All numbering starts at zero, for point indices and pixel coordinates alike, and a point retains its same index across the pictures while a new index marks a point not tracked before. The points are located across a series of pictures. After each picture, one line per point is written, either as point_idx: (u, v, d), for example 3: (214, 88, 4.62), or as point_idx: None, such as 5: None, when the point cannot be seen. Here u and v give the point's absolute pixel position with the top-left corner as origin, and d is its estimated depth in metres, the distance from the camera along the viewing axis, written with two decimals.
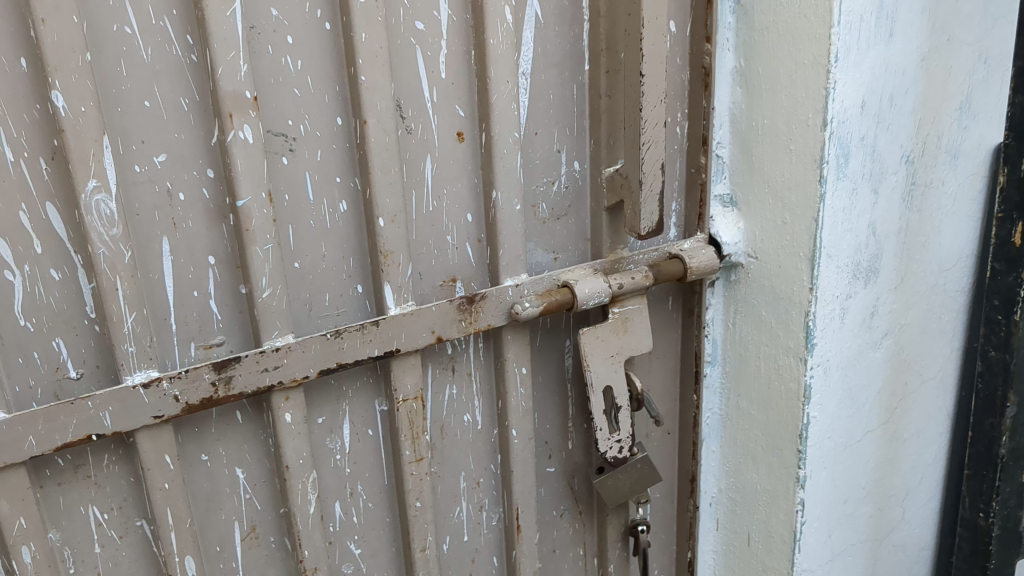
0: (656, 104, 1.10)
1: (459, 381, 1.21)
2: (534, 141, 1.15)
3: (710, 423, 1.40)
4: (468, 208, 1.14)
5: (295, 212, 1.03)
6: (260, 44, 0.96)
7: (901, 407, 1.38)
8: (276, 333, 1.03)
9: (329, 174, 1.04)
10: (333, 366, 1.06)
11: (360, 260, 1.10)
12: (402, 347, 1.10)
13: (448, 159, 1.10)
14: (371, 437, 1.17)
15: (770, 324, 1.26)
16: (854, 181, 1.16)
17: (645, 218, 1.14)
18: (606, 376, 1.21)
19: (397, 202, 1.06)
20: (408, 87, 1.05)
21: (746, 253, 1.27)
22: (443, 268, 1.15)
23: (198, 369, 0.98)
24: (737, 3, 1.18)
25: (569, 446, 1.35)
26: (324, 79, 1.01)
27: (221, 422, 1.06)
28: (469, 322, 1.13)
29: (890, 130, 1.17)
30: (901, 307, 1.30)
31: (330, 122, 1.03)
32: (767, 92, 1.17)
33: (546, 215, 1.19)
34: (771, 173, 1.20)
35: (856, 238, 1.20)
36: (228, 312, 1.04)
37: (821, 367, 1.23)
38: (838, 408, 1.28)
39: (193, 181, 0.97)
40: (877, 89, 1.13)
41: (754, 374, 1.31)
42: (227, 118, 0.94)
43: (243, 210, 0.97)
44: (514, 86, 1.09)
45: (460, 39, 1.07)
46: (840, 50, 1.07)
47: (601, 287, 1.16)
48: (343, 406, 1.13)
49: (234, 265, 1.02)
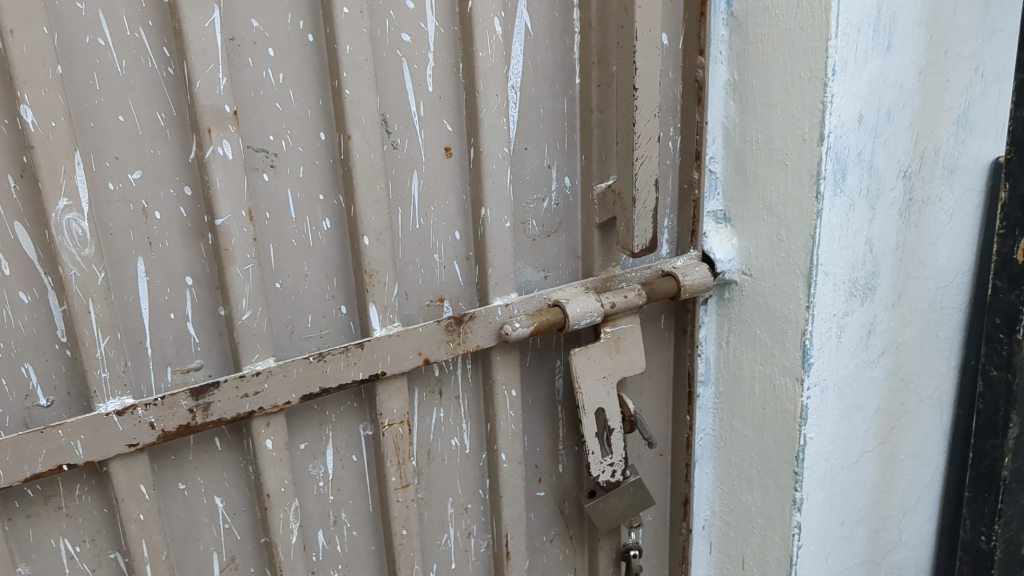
0: (650, 118, 1.07)
1: (446, 404, 1.17)
2: (524, 156, 1.11)
3: (704, 444, 1.37)
4: (456, 225, 1.11)
5: (277, 231, 0.99)
6: (241, 56, 0.92)
7: (899, 427, 1.35)
8: (256, 356, 0.99)
9: (312, 191, 1.00)
10: (316, 390, 1.02)
11: (343, 279, 1.06)
12: (388, 370, 1.06)
13: (435, 175, 1.07)
14: (356, 463, 1.13)
15: (765, 343, 1.23)
16: (851, 196, 1.13)
17: (639, 235, 1.10)
18: (598, 398, 1.18)
19: (382, 219, 1.02)
20: (395, 101, 1.01)
21: (740, 270, 1.24)
22: (431, 288, 1.11)
23: (175, 395, 0.94)
24: (731, 15, 1.15)
25: (560, 469, 1.31)
26: (307, 93, 0.97)
27: (198, 449, 1.01)
28: (457, 343, 1.10)
29: (888, 145, 1.14)
30: (898, 324, 1.27)
31: (313, 138, 0.99)
32: (762, 106, 1.15)
33: (536, 232, 1.16)
34: (766, 189, 1.17)
35: (853, 256, 1.17)
36: (206, 335, 1.00)
37: (818, 388, 1.20)
38: (835, 430, 1.25)
39: (170, 199, 0.93)
40: (875, 103, 1.10)
41: (748, 394, 1.28)
42: (206, 133, 0.90)
43: (222, 228, 0.93)
44: (504, 100, 1.05)
45: (447, 52, 1.04)
46: (837, 63, 1.04)
47: (593, 305, 1.12)
48: (326, 431, 1.09)
49: (213, 287, 0.98)
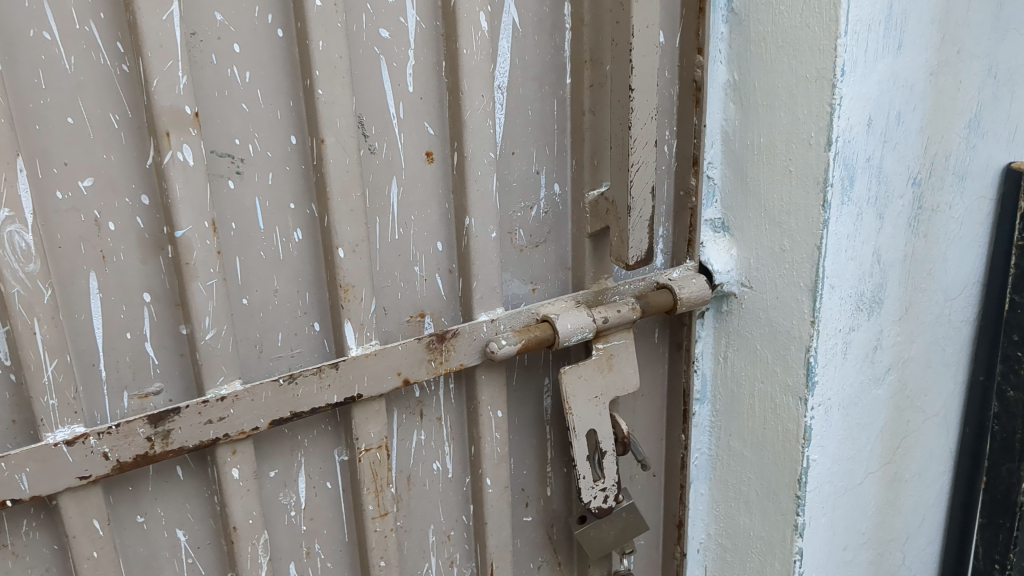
0: (646, 121, 0.99)
1: (427, 426, 1.09)
2: (511, 161, 1.03)
3: (699, 464, 1.30)
4: (438, 235, 1.03)
5: (243, 242, 0.91)
6: (203, 53, 0.84)
7: (904, 446, 1.28)
8: (221, 380, 0.92)
9: (282, 199, 0.92)
10: (287, 415, 0.95)
11: (317, 294, 0.98)
12: (364, 392, 0.99)
13: (415, 181, 0.99)
14: (330, 490, 1.06)
15: (765, 359, 1.16)
16: (858, 205, 1.06)
17: (634, 246, 1.03)
18: (590, 420, 1.10)
19: (359, 229, 0.94)
20: (372, 102, 0.93)
21: (740, 282, 1.17)
22: (411, 303, 1.03)
23: (131, 423, 0.87)
24: (731, 11, 1.09)
25: (548, 493, 1.23)
26: (277, 93, 0.89)
27: (159, 479, 0.94)
28: (439, 362, 1.02)
29: (898, 150, 1.07)
30: (906, 339, 1.20)
31: (283, 142, 0.91)
32: (764, 108, 1.08)
33: (524, 242, 1.08)
34: (768, 197, 1.10)
35: (860, 267, 1.10)
36: (167, 356, 0.92)
37: (822, 408, 1.13)
38: (839, 453, 1.18)
39: (126, 209, 0.85)
40: (885, 105, 1.04)
41: (747, 412, 1.21)
42: (164, 137, 0.82)
43: (182, 241, 0.85)
44: (490, 101, 0.98)
45: (429, 48, 0.96)
46: (846, 63, 0.98)
47: (585, 321, 1.05)
48: (298, 457, 1.02)
49: (174, 303, 0.90)
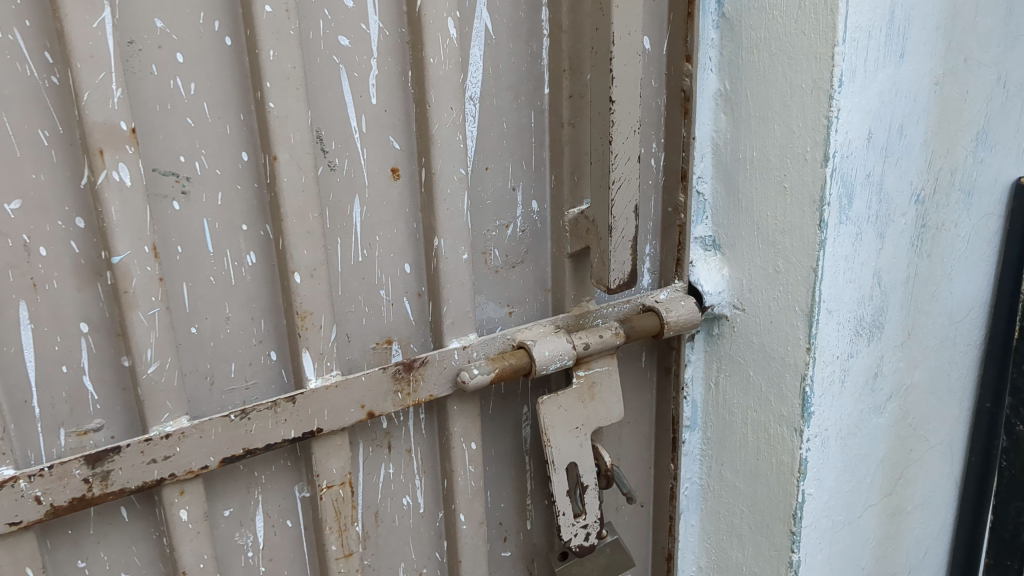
0: (629, 135, 0.92)
1: (396, 459, 1.02)
2: (484, 177, 0.96)
3: (690, 494, 1.23)
4: (406, 257, 0.96)
5: (190, 267, 0.84)
6: (142, 63, 0.77)
7: (907, 477, 1.21)
8: (166, 416, 0.85)
9: (233, 221, 0.85)
10: (239, 452, 0.88)
11: (273, 321, 0.91)
12: (325, 426, 0.92)
13: (380, 200, 0.92)
14: (291, 528, 0.99)
15: (758, 386, 1.09)
16: (858, 224, 0.99)
17: (616, 269, 0.96)
18: (570, 452, 1.03)
19: (316, 253, 0.87)
20: (331, 115, 0.86)
21: (731, 304, 1.10)
22: (377, 329, 0.96)
23: (66, 463, 0.80)
24: (722, 16, 1.01)
25: (528, 527, 1.16)
26: (226, 106, 0.82)
27: (101, 521, 0.87)
28: (407, 393, 0.95)
29: (900, 165, 1.00)
30: (908, 365, 1.13)
31: (234, 158, 0.84)
32: (756, 120, 1.01)
33: (499, 263, 1.01)
34: (761, 215, 1.03)
35: (859, 290, 1.03)
36: (107, 390, 0.85)
37: (818, 439, 1.06)
38: (837, 486, 1.11)
39: (58, 233, 0.78)
40: (886, 117, 0.96)
41: (740, 442, 1.14)
42: (97, 155, 0.75)
43: (120, 267, 0.78)
44: (460, 114, 0.90)
45: (394, 57, 0.89)
46: (844, 73, 0.90)
47: (564, 348, 0.98)
48: (255, 495, 0.95)
49: (114, 333, 0.83)
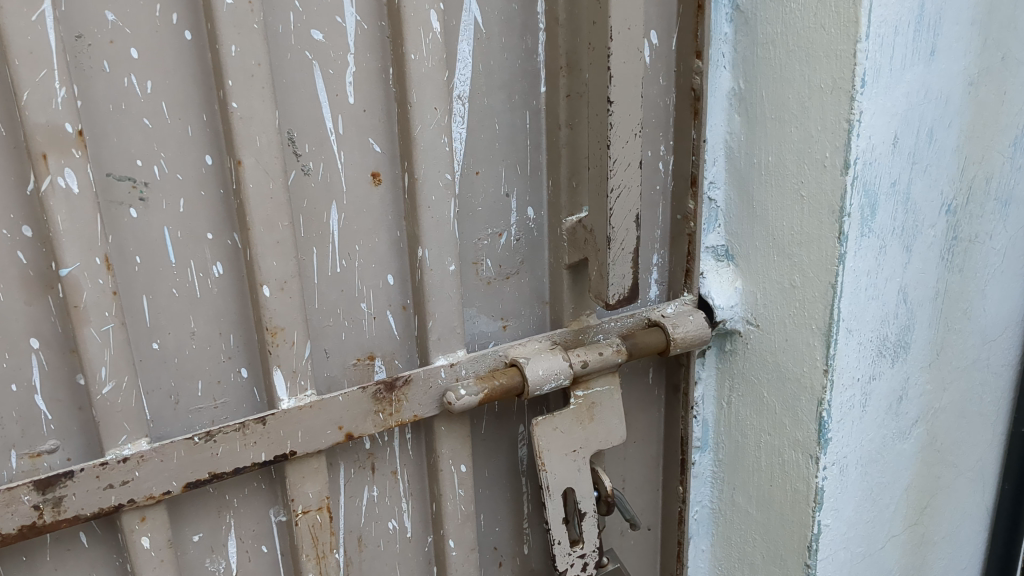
0: (629, 139, 0.85)
1: (380, 481, 0.96)
2: (474, 182, 0.89)
3: (700, 518, 1.16)
4: (389, 267, 0.89)
5: (150, 279, 0.78)
6: (92, 59, 0.71)
7: (934, 505, 1.13)
8: (124, 438, 0.79)
9: (197, 229, 0.79)
10: (205, 477, 0.82)
11: (243, 336, 0.85)
12: (298, 450, 0.85)
13: (359, 207, 0.85)
14: (266, 554, 0.93)
15: (772, 408, 1.01)
16: (882, 237, 0.91)
17: (615, 283, 0.89)
18: (566, 477, 0.96)
19: (287, 264, 0.81)
20: (303, 115, 0.80)
21: (745, 319, 1.02)
22: (358, 344, 0.90)
23: (14, 489, 0.74)
24: (736, 9, 0.94)
25: (525, 551, 1.09)
26: (187, 106, 0.76)
27: (58, 548, 0.82)
28: (389, 414, 0.89)
29: (929, 173, 0.92)
30: (936, 387, 1.05)
31: (197, 162, 0.78)
32: (772, 122, 0.93)
33: (491, 274, 0.94)
34: (777, 225, 0.95)
35: (883, 308, 0.95)
36: (62, 410, 0.79)
37: (836, 467, 0.98)
38: (857, 516, 1.03)
39: (3, 242, 0.72)
40: (914, 120, 0.88)
41: (753, 466, 1.06)
42: (40, 160, 0.69)
43: (68, 280, 0.72)
44: (446, 114, 0.83)
45: (373, 53, 0.82)
46: (868, 72, 0.82)
47: (559, 366, 0.91)
48: (227, 519, 0.89)
49: (68, 350, 0.78)
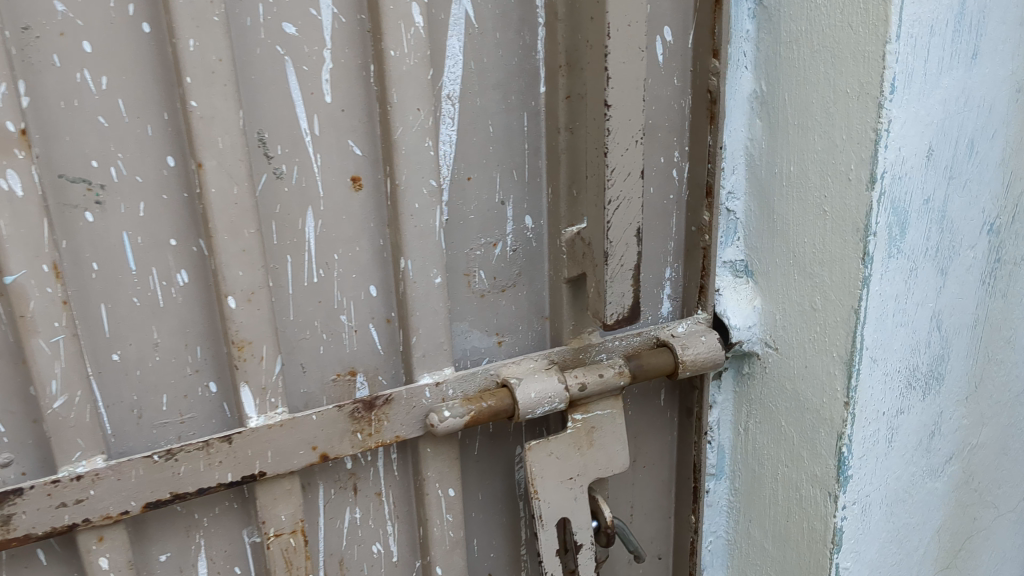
0: (629, 146, 0.78)
1: (363, 503, 0.90)
2: (466, 189, 0.83)
3: (713, 549, 1.08)
4: (372, 278, 0.83)
5: (108, 287, 0.74)
6: (40, 53, 0.66)
7: (968, 547, 1.05)
8: (78, 455, 0.74)
9: (159, 234, 0.74)
10: (166, 497, 0.77)
11: (212, 348, 0.80)
12: (268, 471, 0.80)
13: (338, 213, 0.80)
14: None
15: (791, 438, 0.93)
16: (912, 258, 0.82)
17: (614, 301, 0.82)
18: (562, 506, 0.90)
19: (255, 274, 0.75)
20: (274, 115, 0.74)
21: (763, 341, 0.95)
22: (337, 358, 0.84)
23: None
24: (759, 5, 0.85)
25: None
26: (147, 103, 0.71)
27: (12, 566, 0.77)
28: (368, 434, 0.83)
29: (968, 188, 0.84)
30: (972, 420, 0.97)
31: (158, 164, 0.73)
32: (795, 129, 0.85)
33: (484, 286, 0.88)
34: (799, 241, 0.87)
35: (913, 336, 0.86)
36: (15, 423, 0.74)
37: (857, 506, 0.90)
38: (881, 559, 0.95)
39: None
40: (952, 130, 0.80)
41: (769, 499, 0.99)
42: None
43: (13, 289, 0.67)
44: (430, 116, 0.77)
45: (352, 49, 0.76)
46: (898, 77, 0.74)
47: (554, 389, 0.85)
48: (195, 539, 0.84)
49: (20, 360, 0.73)
